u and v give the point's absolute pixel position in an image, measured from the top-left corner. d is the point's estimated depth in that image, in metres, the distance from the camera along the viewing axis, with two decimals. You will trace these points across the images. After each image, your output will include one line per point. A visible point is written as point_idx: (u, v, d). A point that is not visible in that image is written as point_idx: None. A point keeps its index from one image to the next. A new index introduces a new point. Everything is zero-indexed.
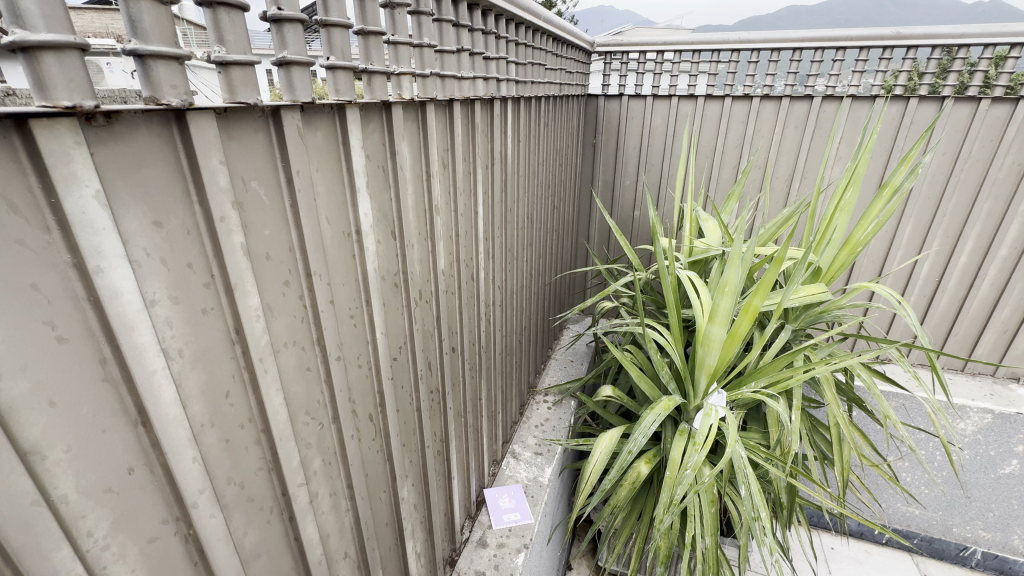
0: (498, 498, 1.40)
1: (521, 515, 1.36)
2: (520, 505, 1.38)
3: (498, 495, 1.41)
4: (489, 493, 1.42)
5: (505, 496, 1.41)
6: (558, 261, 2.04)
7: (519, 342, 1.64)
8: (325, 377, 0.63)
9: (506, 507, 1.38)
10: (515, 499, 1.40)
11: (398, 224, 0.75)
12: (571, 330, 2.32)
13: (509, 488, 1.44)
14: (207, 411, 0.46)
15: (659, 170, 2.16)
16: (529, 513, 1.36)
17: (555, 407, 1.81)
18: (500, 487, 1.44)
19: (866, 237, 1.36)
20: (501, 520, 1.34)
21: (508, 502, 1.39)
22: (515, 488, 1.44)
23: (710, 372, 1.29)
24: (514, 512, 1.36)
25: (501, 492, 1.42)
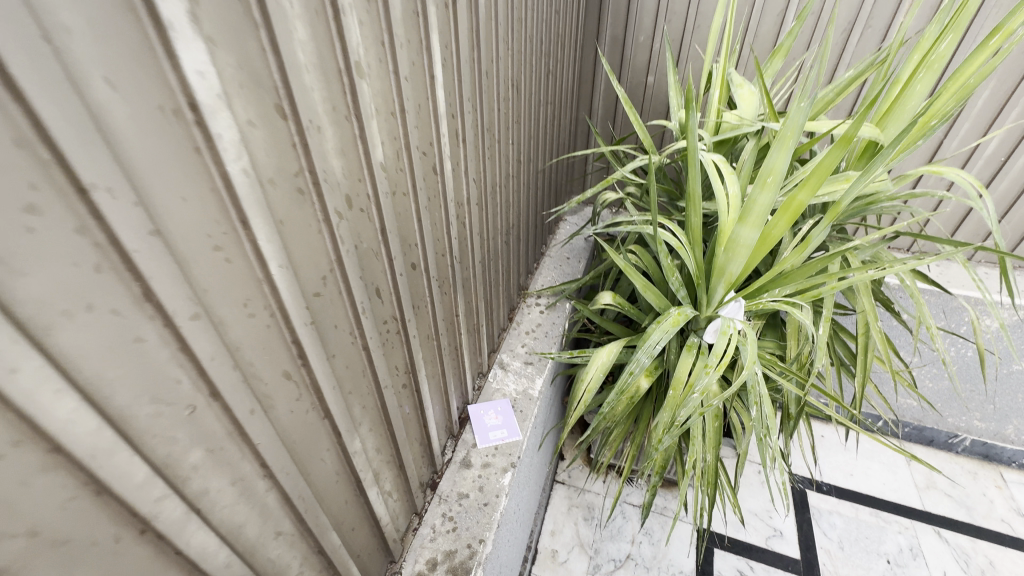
0: (483, 414, 1.29)
1: (509, 432, 1.26)
2: (508, 422, 1.28)
3: (483, 410, 1.30)
4: (475, 409, 1.31)
5: (491, 412, 1.30)
6: (554, 141, 1.71)
7: (506, 242, 1.40)
8: (181, 345, 0.41)
9: (493, 424, 1.27)
10: (502, 415, 1.30)
11: (286, 96, 0.48)
12: (568, 222, 2.06)
13: (496, 403, 1.33)
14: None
15: (684, 20, 1.71)
16: (518, 430, 1.27)
17: (548, 311, 1.63)
18: (485, 402, 1.32)
19: (946, 108, 1.05)
20: (486, 438, 1.24)
21: (495, 418, 1.29)
22: (503, 403, 1.33)
23: (730, 281, 1.08)
24: (501, 429, 1.26)
25: (487, 408, 1.31)
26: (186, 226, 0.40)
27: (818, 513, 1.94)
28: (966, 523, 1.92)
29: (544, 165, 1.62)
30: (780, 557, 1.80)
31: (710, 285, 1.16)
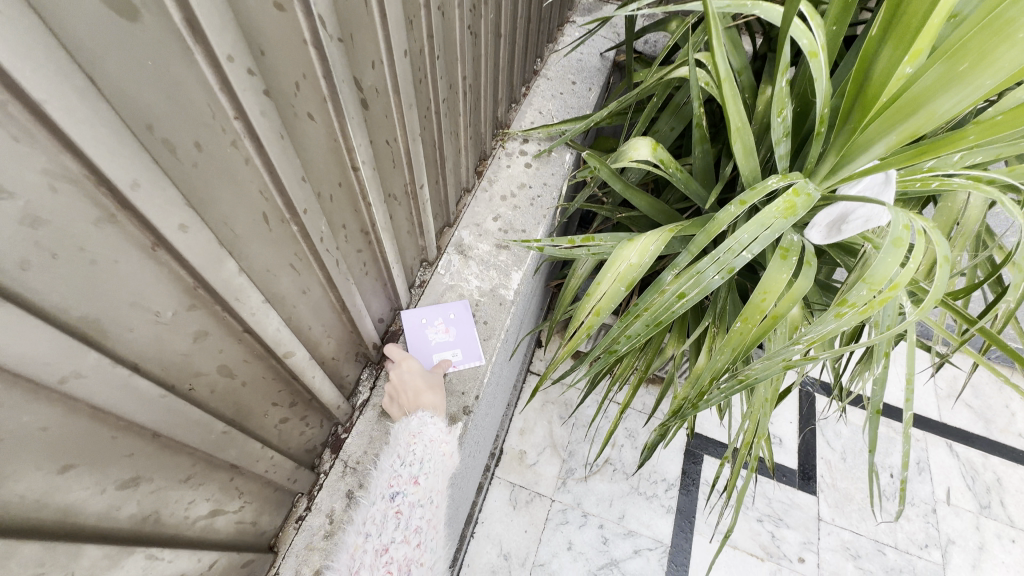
0: (425, 326, 0.82)
1: (462, 355, 0.80)
2: (463, 339, 0.81)
3: (425, 320, 0.82)
4: (413, 317, 0.82)
5: (439, 321, 0.82)
6: None
7: (473, 32, 0.76)
8: None
9: (439, 343, 0.81)
10: (455, 328, 0.82)
11: None
12: (579, 24, 1.35)
13: (447, 308, 0.84)
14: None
15: None
16: (477, 352, 0.81)
17: (538, 164, 1.06)
18: (430, 305, 0.83)
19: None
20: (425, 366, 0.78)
21: (442, 333, 0.81)
22: (457, 307, 0.84)
23: (906, 139, 0.52)
24: (450, 351, 0.80)
25: (432, 315, 0.83)
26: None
27: (825, 421, 1.63)
28: (981, 437, 1.67)
29: None
30: (774, 467, 1.54)
31: (856, 131, 0.57)
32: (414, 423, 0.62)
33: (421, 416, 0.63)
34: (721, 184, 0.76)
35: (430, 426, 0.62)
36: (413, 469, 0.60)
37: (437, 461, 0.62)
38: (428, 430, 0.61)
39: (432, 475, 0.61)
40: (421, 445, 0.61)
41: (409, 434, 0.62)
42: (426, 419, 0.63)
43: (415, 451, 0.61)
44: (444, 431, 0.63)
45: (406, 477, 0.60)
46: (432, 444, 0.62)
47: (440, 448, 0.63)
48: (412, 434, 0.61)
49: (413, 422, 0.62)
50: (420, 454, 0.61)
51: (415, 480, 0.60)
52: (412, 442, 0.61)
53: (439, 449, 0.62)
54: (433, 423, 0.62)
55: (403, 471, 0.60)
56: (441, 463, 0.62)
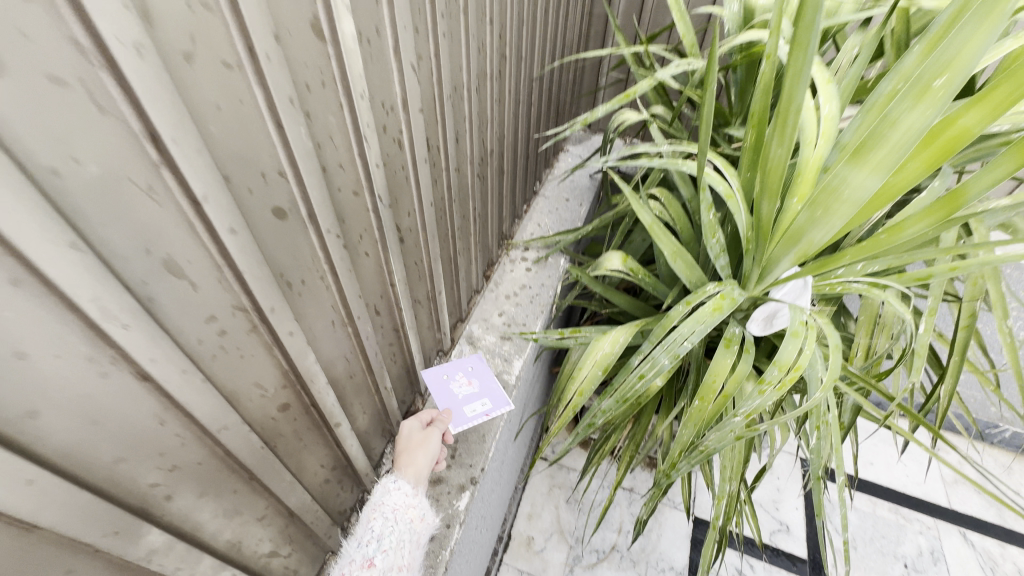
0: (451, 380, 0.96)
1: (493, 402, 0.94)
2: (488, 388, 0.96)
3: (450, 376, 0.96)
4: (437, 373, 0.95)
5: (462, 376, 0.97)
6: (558, 39, 1.25)
7: (481, 178, 1.01)
8: None
9: (469, 393, 0.95)
10: (477, 380, 0.98)
11: None
12: (570, 154, 1.65)
13: (465, 364, 1.00)
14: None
15: None
16: (503, 397, 0.96)
17: (536, 267, 1.27)
18: (450, 363, 0.98)
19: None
20: (463, 416, 0.90)
21: (468, 385, 0.96)
22: (474, 361, 1.01)
23: (804, 255, 0.70)
24: (481, 400, 0.94)
25: (454, 371, 0.98)
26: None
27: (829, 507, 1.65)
28: (994, 525, 1.65)
29: (540, 70, 1.18)
30: (782, 555, 1.54)
31: (766, 252, 0.75)
32: (378, 496, 0.70)
33: (387, 484, 0.71)
34: (680, 286, 0.95)
35: (392, 496, 0.69)
36: (370, 548, 0.63)
37: (397, 537, 0.65)
38: (386, 502, 0.67)
39: (390, 552, 0.64)
40: (380, 520, 0.66)
41: (371, 512, 0.68)
42: (391, 486, 0.71)
43: (374, 528, 0.65)
44: (406, 501, 0.69)
45: (361, 559, 0.63)
46: (391, 518, 0.67)
47: (401, 522, 0.67)
48: (374, 510, 0.68)
49: (378, 496, 0.70)
50: (378, 531, 0.65)
51: (369, 559, 0.62)
52: (372, 518, 0.67)
53: (398, 523, 0.67)
54: (397, 490, 0.70)
55: (360, 551, 0.63)
56: (401, 539, 0.65)
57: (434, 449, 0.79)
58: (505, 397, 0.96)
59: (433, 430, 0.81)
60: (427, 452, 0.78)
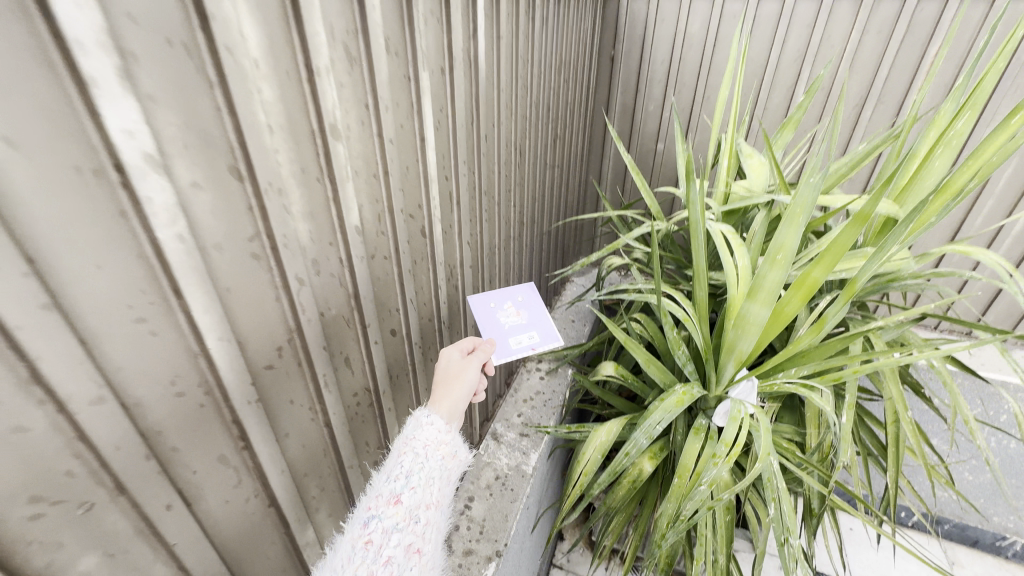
0: (499, 309, 0.96)
1: (540, 337, 0.96)
2: (535, 322, 0.97)
3: (498, 303, 0.97)
4: (484, 300, 0.95)
5: (510, 305, 0.98)
6: (562, 204, 1.69)
7: None
8: (79, 435, 0.36)
9: (516, 324, 0.96)
10: (525, 311, 0.99)
11: (243, 156, 0.44)
12: (575, 284, 2.02)
13: (515, 292, 1.00)
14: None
15: (692, 92, 1.75)
16: (551, 333, 0.96)
17: (548, 376, 1.55)
18: (500, 291, 0.98)
19: (969, 182, 1.02)
20: (507, 348, 0.92)
21: (516, 315, 0.97)
22: (523, 291, 1.01)
23: (740, 360, 0.99)
24: (528, 334, 0.95)
25: (501, 299, 0.98)
26: (33, 220, 0.31)
27: None
28: None
29: (549, 227, 1.59)
30: None
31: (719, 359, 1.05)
32: (410, 431, 0.68)
33: (420, 419, 0.70)
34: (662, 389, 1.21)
35: (424, 433, 0.68)
36: (398, 484, 0.62)
37: (426, 475, 0.64)
38: (418, 438, 0.67)
39: (418, 491, 0.62)
40: (411, 457, 0.65)
41: (400, 446, 0.66)
42: (424, 421, 0.70)
43: (404, 465, 0.64)
44: (437, 438, 0.68)
45: (389, 495, 0.61)
46: (422, 454, 0.66)
47: (431, 459, 0.66)
48: (405, 446, 0.66)
49: (410, 431, 0.68)
50: (408, 469, 0.64)
51: (396, 497, 0.61)
52: (402, 454, 0.65)
53: (428, 460, 0.66)
54: (429, 426, 0.69)
55: (387, 488, 0.61)
56: (429, 477, 0.65)
57: (472, 383, 0.81)
58: (552, 335, 0.96)
59: (471, 364, 0.83)
60: (464, 384, 0.80)
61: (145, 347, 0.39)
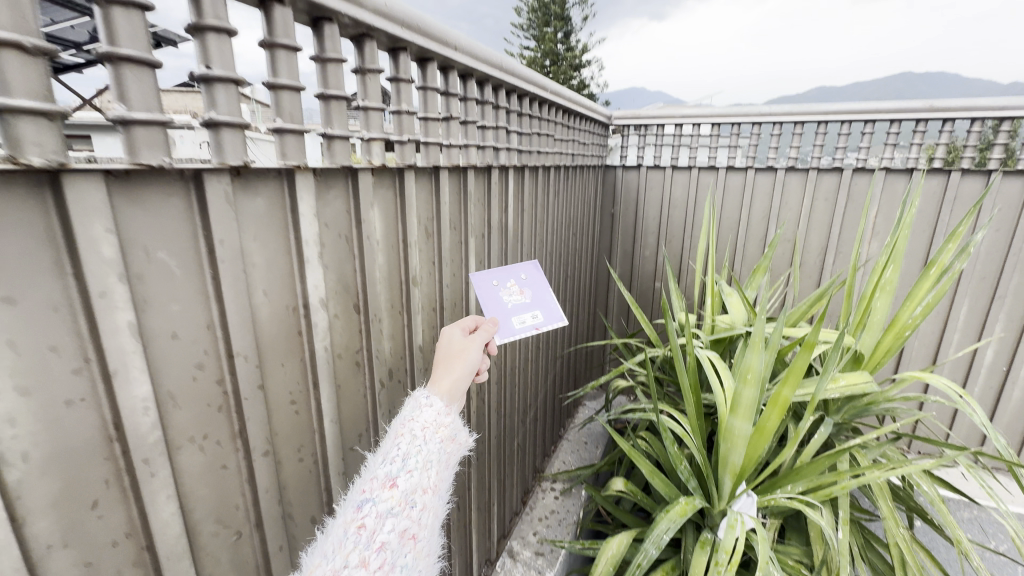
0: (500, 286, 0.89)
1: (544, 316, 0.89)
2: (539, 300, 0.91)
3: (500, 281, 0.89)
4: (486, 278, 0.88)
5: (513, 283, 0.91)
6: (573, 333, 1.93)
7: (523, 423, 1.50)
8: (248, 476, 0.54)
9: (519, 303, 0.89)
10: (529, 290, 0.92)
11: (362, 297, 0.69)
12: (587, 407, 2.15)
13: (517, 270, 0.93)
14: (27, 423, 0.35)
15: (680, 241, 2.09)
16: (555, 313, 0.91)
17: (562, 496, 1.63)
18: (500, 269, 0.91)
19: (913, 320, 1.23)
20: (511, 327, 0.84)
21: (520, 294, 0.90)
22: (526, 268, 0.94)
23: (735, 473, 1.11)
24: (531, 312, 0.88)
25: (503, 278, 0.90)
26: (264, 333, 0.54)
27: None
28: None
29: (562, 352, 1.80)
30: None
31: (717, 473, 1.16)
32: (410, 410, 0.60)
33: (420, 400, 0.61)
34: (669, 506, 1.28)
35: (424, 414, 0.59)
36: (394, 467, 0.53)
37: (425, 456, 0.56)
38: (419, 417, 0.58)
39: (415, 474, 0.54)
40: (408, 439, 0.56)
41: (398, 429, 0.58)
42: (423, 402, 0.60)
43: (400, 447, 0.55)
44: (437, 421, 0.59)
45: (382, 479, 0.52)
46: (421, 437, 0.57)
47: (431, 443, 0.57)
48: (403, 427, 0.58)
49: (409, 410, 0.60)
50: (404, 451, 0.55)
51: (391, 479, 0.52)
52: (400, 436, 0.57)
53: (428, 443, 0.57)
54: (429, 408, 0.60)
55: (383, 469, 0.53)
56: (428, 460, 0.56)
57: (475, 364, 0.72)
58: (556, 314, 0.91)
59: (474, 343, 0.73)
60: (466, 364, 0.70)
61: (291, 420, 0.59)
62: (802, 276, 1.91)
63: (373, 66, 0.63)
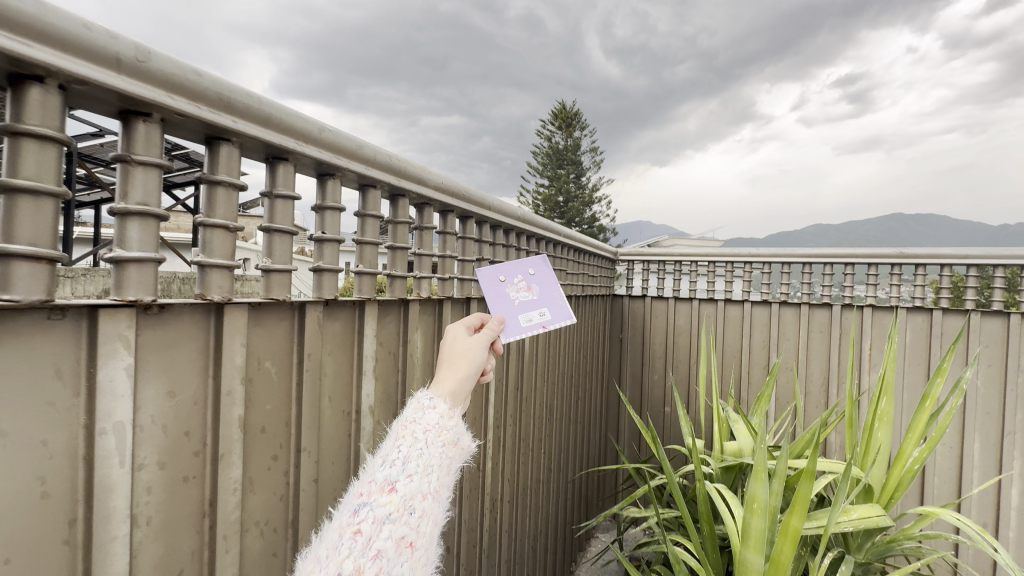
0: (507, 282, 0.80)
1: (552, 314, 0.79)
2: (548, 297, 0.80)
3: (506, 276, 0.80)
4: (492, 272, 0.79)
5: (520, 278, 0.81)
6: (585, 456, 1.93)
7: (533, 551, 1.46)
8: (290, 566, 0.60)
9: (526, 300, 0.79)
10: (538, 286, 0.81)
11: (399, 406, 0.80)
12: (599, 541, 2.05)
13: (525, 264, 0.83)
14: (157, 492, 0.45)
15: (687, 367, 2.19)
16: (565, 311, 0.80)
17: None
18: (507, 263, 0.82)
19: (921, 455, 1.14)
20: (517, 326, 0.74)
21: (527, 290, 0.80)
22: (535, 263, 0.83)
23: None
24: (539, 309, 0.78)
25: (511, 272, 0.81)
26: (323, 432, 0.65)
27: None
28: None
29: (574, 476, 1.79)
30: None
31: None
32: (410, 412, 0.48)
33: (421, 400, 0.49)
34: None
35: (427, 415, 0.47)
36: (394, 468, 0.42)
37: (429, 459, 0.44)
38: (425, 412, 0.47)
39: (417, 479, 0.42)
40: (409, 441, 0.45)
41: (396, 429, 0.46)
42: (426, 404, 0.48)
43: (401, 448, 0.44)
44: (442, 423, 0.47)
45: (380, 480, 0.41)
46: (423, 440, 0.45)
47: (435, 446, 0.45)
48: (402, 426, 0.46)
49: (408, 411, 0.48)
50: (405, 452, 0.44)
51: (390, 483, 0.41)
52: (399, 436, 0.45)
53: (432, 447, 0.45)
54: (432, 410, 0.48)
55: (380, 470, 0.42)
56: (432, 464, 0.44)
57: (482, 364, 0.59)
58: (565, 313, 0.81)
59: (482, 341, 0.60)
60: (472, 364, 0.57)
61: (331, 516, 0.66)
62: (809, 405, 1.95)
63: (429, 224, 0.83)
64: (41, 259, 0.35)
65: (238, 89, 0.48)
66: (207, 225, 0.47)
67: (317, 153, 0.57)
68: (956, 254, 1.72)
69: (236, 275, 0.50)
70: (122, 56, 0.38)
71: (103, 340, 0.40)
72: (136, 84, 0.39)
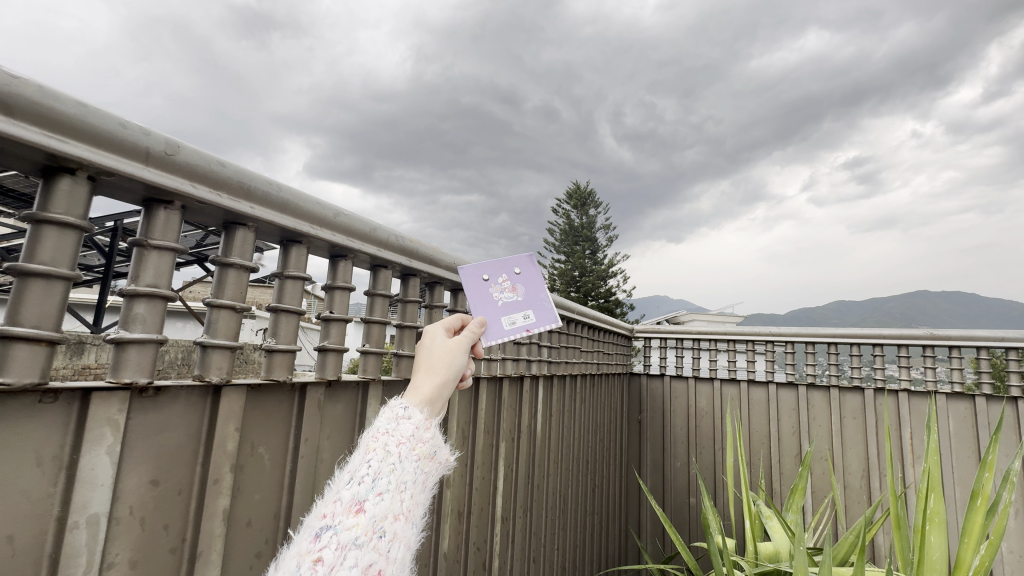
0: (491, 282, 0.77)
1: (535, 317, 0.76)
2: (532, 299, 0.77)
3: (490, 276, 0.77)
4: (475, 272, 0.77)
5: (505, 279, 0.78)
6: (603, 554, 1.76)
7: None
8: None
9: (510, 302, 0.76)
10: (523, 286, 0.78)
11: None
12: None
13: (510, 264, 0.79)
14: None
15: (711, 454, 2.06)
16: (549, 315, 0.77)
17: None
18: (492, 261, 0.79)
19: (983, 564, 0.99)
20: (498, 328, 0.72)
21: (511, 291, 0.77)
22: (521, 262, 0.79)
23: None
24: (522, 311, 0.76)
25: (495, 272, 0.78)
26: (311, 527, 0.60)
27: None
28: None
29: None
30: None
31: None
32: (383, 421, 0.44)
33: (396, 409, 0.46)
34: None
35: (401, 426, 0.44)
36: (362, 486, 0.39)
37: (401, 476, 0.41)
38: (398, 423, 0.44)
39: (388, 497, 0.39)
40: (380, 454, 0.41)
41: (366, 440, 0.42)
42: (400, 414, 0.45)
43: (371, 463, 0.41)
44: (417, 435, 0.44)
45: (347, 500, 0.38)
46: (396, 454, 0.42)
47: (408, 461, 0.42)
48: (374, 438, 0.42)
49: (382, 421, 0.44)
50: (375, 468, 0.40)
51: (358, 503, 0.38)
52: (370, 449, 0.42)
53: (405, 461, 0.42)
54: (406, 420, 0.45)
55: (348, 488, 0.39)
56: (405, 481, 0.41)
57: (462, 370, 0.56)
58: (549, 316, 0.77)
59: (463, 345, 0.56)
60: (452, 369, 0.54)
61: None
62: (848, 501, 1.78)
63: (439, 303, 0.84)
64: (41, 341, 0.35)
65: (259, 177, 0.51)
66: (214, 305, 0.47)
67: (331, 236, 0.59)
68: (991, 336, 1.65)
69: (236, 356, 0.50)
70: (152, 149, 0.41)
71: (91, 426, 0.39)
72: (162, 175, 0.41)
